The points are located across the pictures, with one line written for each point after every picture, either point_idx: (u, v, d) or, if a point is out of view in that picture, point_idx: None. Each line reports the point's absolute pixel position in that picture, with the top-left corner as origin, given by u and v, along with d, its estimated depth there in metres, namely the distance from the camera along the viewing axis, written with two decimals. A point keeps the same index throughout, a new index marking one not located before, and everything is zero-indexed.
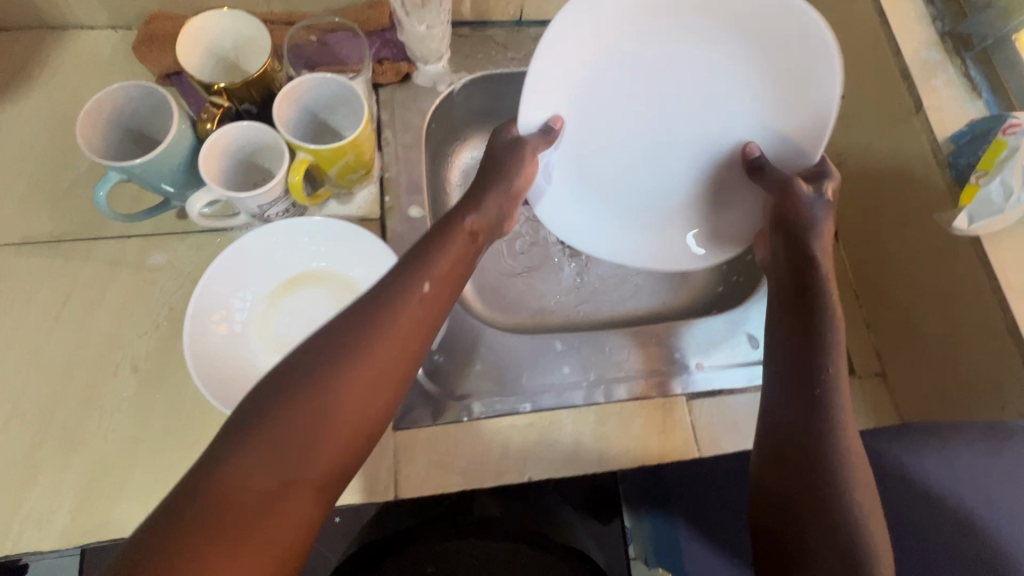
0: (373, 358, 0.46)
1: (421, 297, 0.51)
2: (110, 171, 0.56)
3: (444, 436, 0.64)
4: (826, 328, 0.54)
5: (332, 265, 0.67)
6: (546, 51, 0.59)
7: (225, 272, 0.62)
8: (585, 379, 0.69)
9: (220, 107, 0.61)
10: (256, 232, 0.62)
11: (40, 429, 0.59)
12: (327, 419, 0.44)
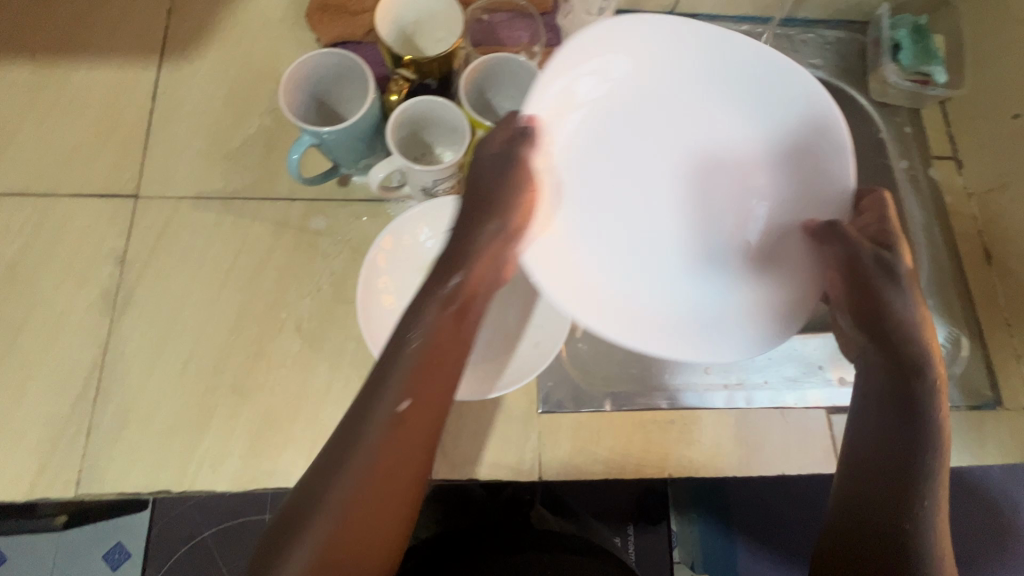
0: (395, 458, 0.44)
1: (399, 417, 0.44)
2: (304, 135, 0.59)
3: (587, 424, 0.64)
4: (927, 429, 0.49)
5: None
6: (559, 62, 0.51)
7: (393, 245, 0.64)
8: (726, 383, 0.68)
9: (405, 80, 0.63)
10: (423, 206, 0.64)
11: (213, 375, 0.62)
12: (368, 520, 0.43)
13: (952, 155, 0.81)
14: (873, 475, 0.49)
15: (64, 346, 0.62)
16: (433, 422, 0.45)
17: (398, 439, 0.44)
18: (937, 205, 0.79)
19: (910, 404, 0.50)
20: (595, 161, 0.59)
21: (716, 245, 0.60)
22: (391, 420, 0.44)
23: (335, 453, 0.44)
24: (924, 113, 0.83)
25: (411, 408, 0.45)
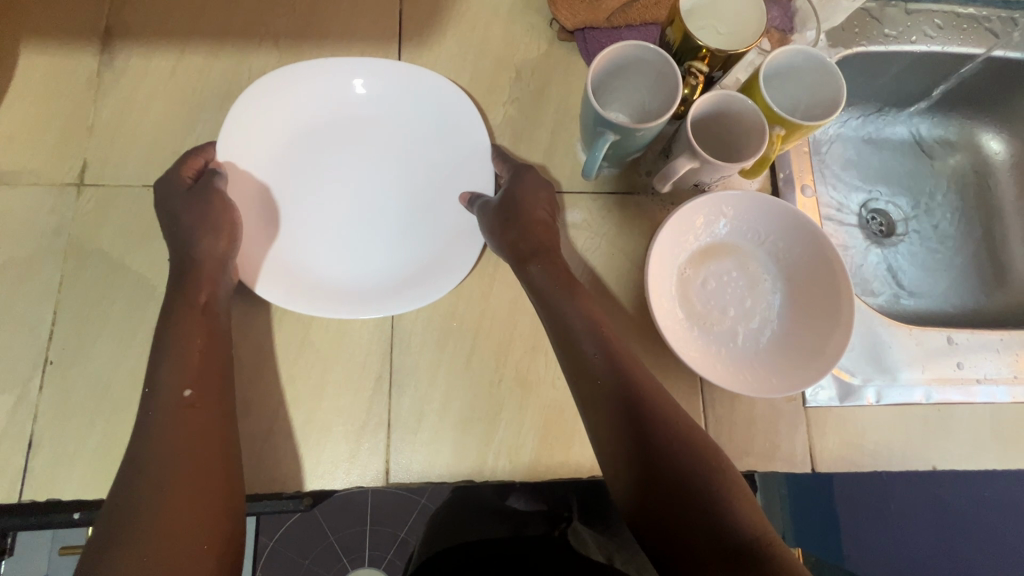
0: (187, 446, 0.47)
1: (197, 315, 0.54)
2: (606, 130, 0.58)
3: (852, 417, 0.66)
4: (589, 347, 0.54)
5: (741, 240, 0.68)
6: (276, 82, 0.65)
7: (664, 240, 0.64)
8: (977, 378, 0.68)
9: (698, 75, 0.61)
10: (693, 203, 0.64)
11: (495, 367, 0.63)
12: (195, 513, 0.44)
13: None
14: (589, 389, 0.52)
15: (350, 340, 0.62)
16: (216, 409, 0.50)
17: (186, 427, 0.48)
18: None
19: (648, 416, 0.50)
20: (309, 148, 0.66)
21: (379, 223, 0.65)
22: (176, 408, 0.49)
23: (141, 442, 0.47)
24: None
25: (197, 394, 0.50)
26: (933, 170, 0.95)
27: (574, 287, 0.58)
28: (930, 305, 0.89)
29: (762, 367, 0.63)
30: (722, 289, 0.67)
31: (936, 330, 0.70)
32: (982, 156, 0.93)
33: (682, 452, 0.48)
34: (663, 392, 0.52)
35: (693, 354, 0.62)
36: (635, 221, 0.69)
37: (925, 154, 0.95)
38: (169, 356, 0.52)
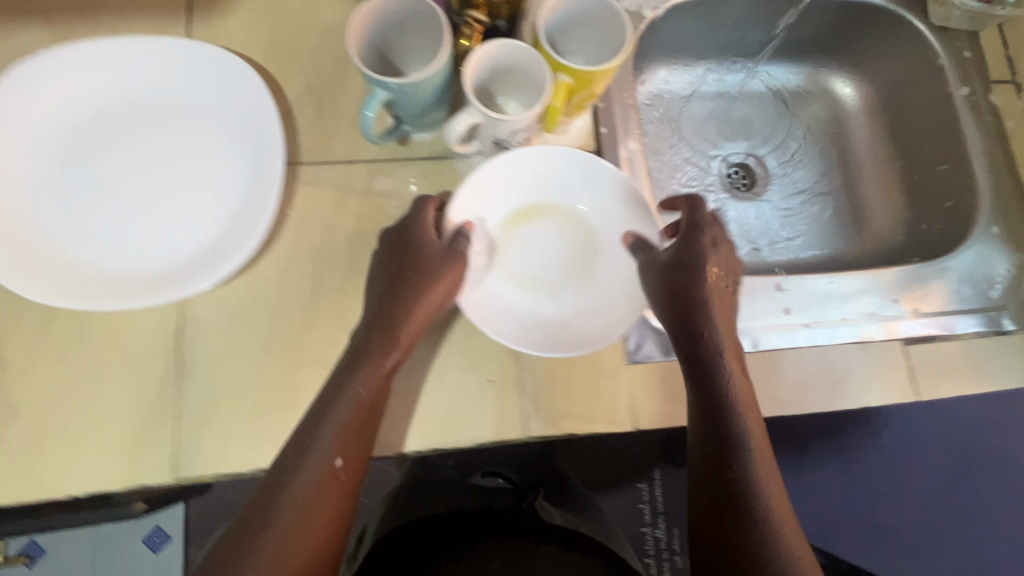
0: (331, 514, 0.52)
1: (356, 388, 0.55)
2: (377, 88, 0.55)
3: (676, 370, 0.64)
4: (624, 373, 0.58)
5: (559, 199, 0.68)
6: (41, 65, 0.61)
7: (471, 198, 0.63)
8: (805, 322, 0.68)
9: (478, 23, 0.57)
10: (497, 158, 0.63)
11: (296, 348, 0.60)
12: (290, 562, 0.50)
13: (1012, 79, 0.80)
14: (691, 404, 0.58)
15: (138, 334, 0.59)
16: (356, 481, 0.54)
17: (332, 493, 0.52)
18: (998, 128, 0.78)
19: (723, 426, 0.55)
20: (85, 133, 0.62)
21: (162, 209, 0.61)
22: (326, 476, 0.52)
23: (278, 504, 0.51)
24: (982, 36, 0.81)
25: (343, 461, 0.53)
26: (789, 121, 0.94)
27: (696, 327, 0.59)
28: (790, 252, 0.89)
29: (575, 331, 0.63)
30: (540, 249, 0.67)
31: (764, 277, 0.69)
32: (834, 103, 0.93)
33: (731, 498, 0.53)
34: (761, 448, 0.55)
35: (505, 329, 0.62)
36: (448, 187, 0.66)
37: (779, 106, 0.94)
38: (324, 431, 0.53)
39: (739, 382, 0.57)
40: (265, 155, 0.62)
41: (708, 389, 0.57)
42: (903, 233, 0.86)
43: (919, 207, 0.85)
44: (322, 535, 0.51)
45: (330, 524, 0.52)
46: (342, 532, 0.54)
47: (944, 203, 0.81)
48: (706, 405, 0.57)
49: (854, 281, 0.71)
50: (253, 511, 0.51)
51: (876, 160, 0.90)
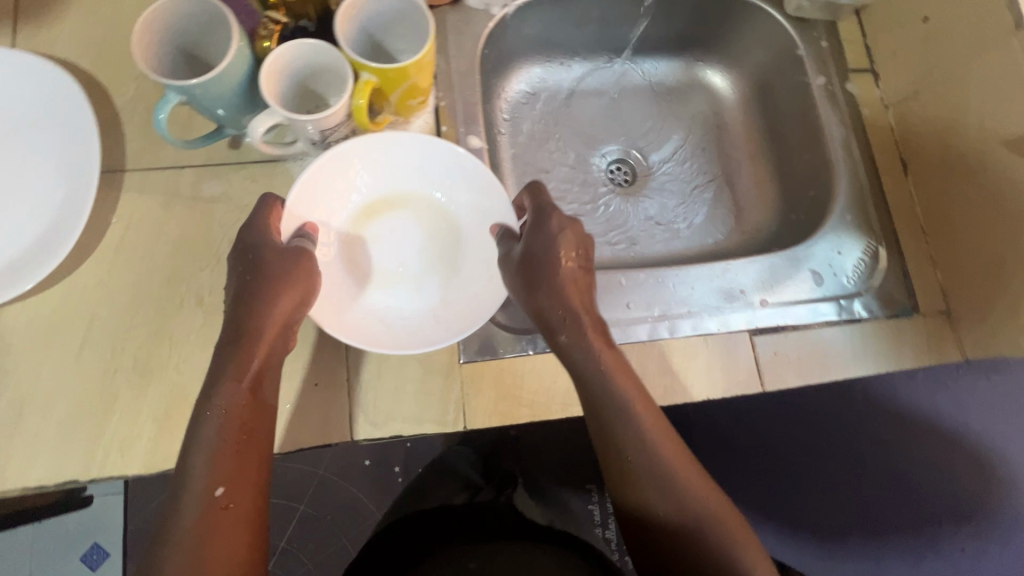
0: (247, 481, 0.49)
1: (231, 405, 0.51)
2: (169, 91, 0.54)
3: (511, 369, 0.64)
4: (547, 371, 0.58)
5: (414, 190, 0.67)
6: None
7: (310, 199, 0.62)
8: (650, 316, 0.68)
9: (278, 23, 0.57)
10: (334, 151, 0.61)
11: (111, 359, 0.59)
12: (243, 538, 0.48)
13: (870, 67, 0.80)
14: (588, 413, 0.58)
15: None
16: (255, 506, 0.49)
17: (245, 458, 0.50)
18: (855, 117, 0.79)
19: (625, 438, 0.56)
20: None
21: None
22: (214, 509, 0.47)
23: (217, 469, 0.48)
24: (840, 26, 0.81)
25: (229, 491, 0.48)
26: (670, 116, 0.93)
27: (553, 319, 0.59)
28: (666, 246, 0.86)
29: (433, 326, 0.63)
30: (396, 244, 0.66)
31: (611, 272, 0.70)
32: (712, 97, 0.93)
33: (629, 461, 0.55)
34: (644, 414, 0.56)
35: (354, 333, 0.60)
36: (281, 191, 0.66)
37: (659, 100, 0.93)
38: (208, 445, 0.49)
39: (609, 364, 0.57)
40: (80, 161, 0.61)
41: (584, 371, 0.57)
42: (776, 223, 0.86)
43: (790, 199, 0.85)
44: (242, 512, 0.48)
45: (250, 496, 0.49)
46: (264, 509, 0.50)
47: (809, 193, 0.81)
48: (588, 380, 0.57)
49: (704, 273, 0.71)
50: (188, 476, 0.48)
51: (753, 152, 0.90)
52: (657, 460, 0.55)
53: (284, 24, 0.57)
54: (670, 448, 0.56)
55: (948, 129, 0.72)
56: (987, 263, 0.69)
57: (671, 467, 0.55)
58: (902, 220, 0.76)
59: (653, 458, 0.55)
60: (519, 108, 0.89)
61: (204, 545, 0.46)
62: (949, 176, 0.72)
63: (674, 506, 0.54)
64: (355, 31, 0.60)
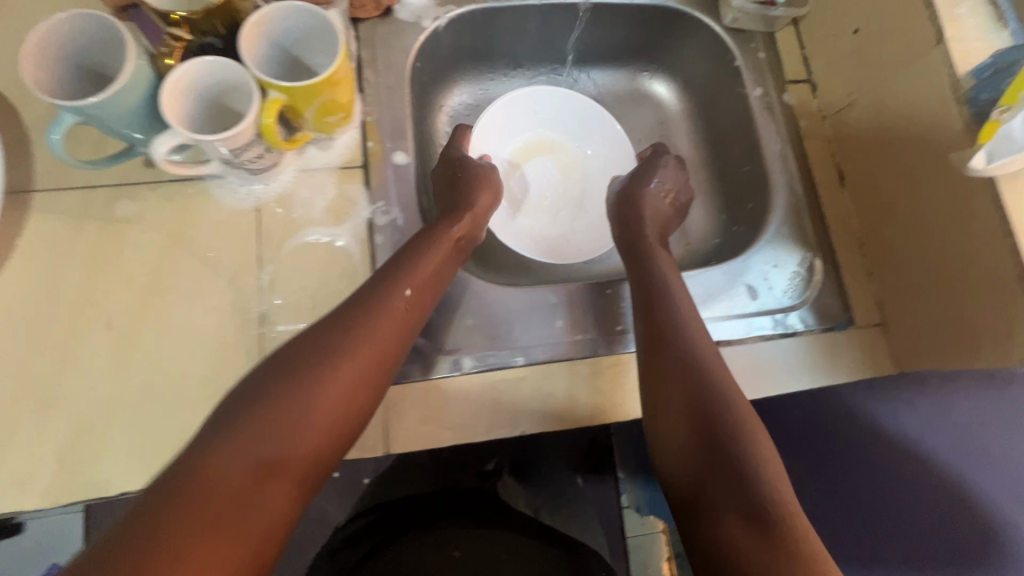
0: (384, 346, 0.52)
1: (403, 298, 0.55)
2: (64, 112, 0.52)
3: (434, 391, 0.62)
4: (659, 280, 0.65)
5: (553, 137, 0.90)
6: None
7: (485, 135, 0.85)
8: (579, 334, 0.67)
9: (181, 40, 0.55)
10: (499, 104, 0.85)
11: (13, 389, 0.57)
12: (356, 393, 0.49)
13: (808, 78, 0.80)
14: (675, 335, 0.60)
15: None
16: (368, 404, 0.50)
17: (392, 319, 0.54)
18: (791, 129, 0.79)
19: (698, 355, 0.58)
20: None
21: None
22: (344, 401, 0.48)
23: (357, 321, 0.52)
24: (778, 37, 0.81)
25: (359, 383, 0.49)
26: (616, 127, 0.93)
27: (640, 237, 0.74)
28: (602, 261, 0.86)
29: (546, 248, 0.85)
30: (545, 175, 0.90)
31: (540, 288, 0.68)
32: (658, 109, 0.93)
33: (678, 345, 0.59)
34: (691, 321, 0.61)
35: (518, 238, 0.84)
36: (199, 210, 0.64)
37: (604, 111, 0.93)
38: (351, 344, 0.50)
39: (675, 273, 0.68)
40: None
41: (655, 270, 0.67)
42: (718, 234, 0.85)
43: (732, 210, 0.84)
44: (360, 368, 0.50)
45: (379, 365, 0.51)
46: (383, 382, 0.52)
47: (748, 205, 0.81)
48: (653, 278, 0.66)
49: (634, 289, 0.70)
50: (341, 322, 0.51)
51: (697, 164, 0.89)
52: (705, 357, 0.57)
53: (185, 44, 0.56)
54: (716, 351, 0.59)
55: (877, 140, 0.71)
56: (914, 276, 0.68)
57: (719, 365, 0.57)
58: (837, 231, 0.75)
59: (698, 349, 0.58)
60: (462, 119, 0.89)
61: (316, 386, 0.47)
62: (878, 188, 0.71)
63: (700, 412, 0.54)
64: (268, 48, 0.59)
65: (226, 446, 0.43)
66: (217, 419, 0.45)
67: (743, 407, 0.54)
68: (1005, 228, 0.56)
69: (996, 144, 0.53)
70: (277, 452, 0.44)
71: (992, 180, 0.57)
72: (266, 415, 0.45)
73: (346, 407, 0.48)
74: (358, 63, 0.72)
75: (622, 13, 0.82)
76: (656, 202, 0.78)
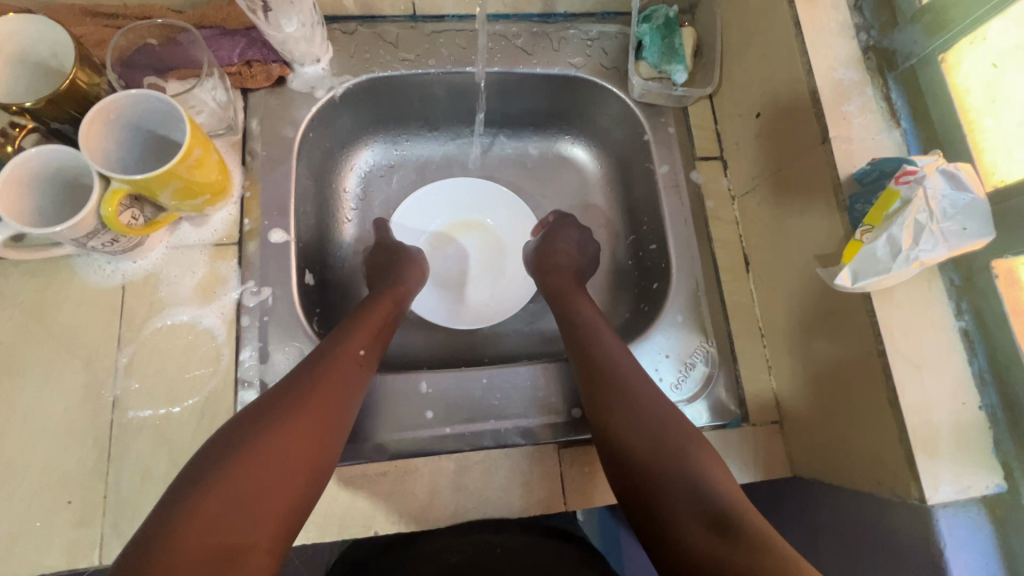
0: (342, 394, 0.56)
1: (354, 356, 0.59)
2: None
3: None
4: (589, 325, 0.68)
5: (468, 212, 0.88)
6: None
7: (406, 217, 0.84)
8: (449, 427, 0.64)
9: (25, 128, 0.55)
10: (413, 196, 0.84)
11: None
12: (321, 439, 0.52)
13: (719, 155, 0.77)
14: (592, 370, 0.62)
15: None
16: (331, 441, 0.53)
17: (348, 369, 0.58)
18: (697, 208, 0.76)
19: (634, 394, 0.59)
20: None
21: None
22: (309, 436, 0.51)
23: (317, 375, 0.55)
24: (690, 111, 0.78)
25: (317, 422, 0.52)
26: (535, 191, 0.91)
27: (566, 296, 0.73)
28: (508, 333, 0.83)
29: (468, 319, 0.82)
30: (466, 252, 0.87)
31: (415, 376, 0.66)
32: (581, 173, 0.90)
33: (618, 399, 0.59)
34: (627, 369, 0.62)
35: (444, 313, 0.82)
36: (59, 287, 0.63)
37: (524, 174, 0.91)
38: (313, 372, 0.55)
39: (598, 326, 0.67)
40: None
41: (584, 326, 0.67)
42: (627, 309, 0.82)
43: (641, 286, 0.81)
44: (318, 415, 0.52)
45: (337, 410, 0.54)
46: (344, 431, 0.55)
47: (653, 284, 0.78)
48: (583, 334, 0.66)
49: (516, 377, 0.67)
50: (303, 376, 0.55)
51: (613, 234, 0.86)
52: (644, 402, 0.58)
53: (32, 129, 0.55)
54: (656, 394, 0.60)
55: (777, 230, 0.68)
56: (806, 378, 0.64)
57: (663, 406, 0.58)
58: (737, 320, 0.72)
59: (637, 395, 0.59)
60: (377, 179, 0.87)
61: (284, 434, 0.49)
62: (778, 280, 0.68)
63: (651, 450, 0.54)
64: (123, 132, 0.58)
65: (202, 503, 0.44)
66: (184, 482, 0.45)
67: (691, 442, 0.55)
68: (879, 349, 0.53)
69: (859, 263, 0.50)
70: (252, 501, 0.45)
71: (868, 294, 0.54)
72: (229, 466, 0.46)
73: (313, 453, 0.50)
74: (244, 134, 0.71)
75: (532, 82, 0.80)
76: (568, 257, 0.78)
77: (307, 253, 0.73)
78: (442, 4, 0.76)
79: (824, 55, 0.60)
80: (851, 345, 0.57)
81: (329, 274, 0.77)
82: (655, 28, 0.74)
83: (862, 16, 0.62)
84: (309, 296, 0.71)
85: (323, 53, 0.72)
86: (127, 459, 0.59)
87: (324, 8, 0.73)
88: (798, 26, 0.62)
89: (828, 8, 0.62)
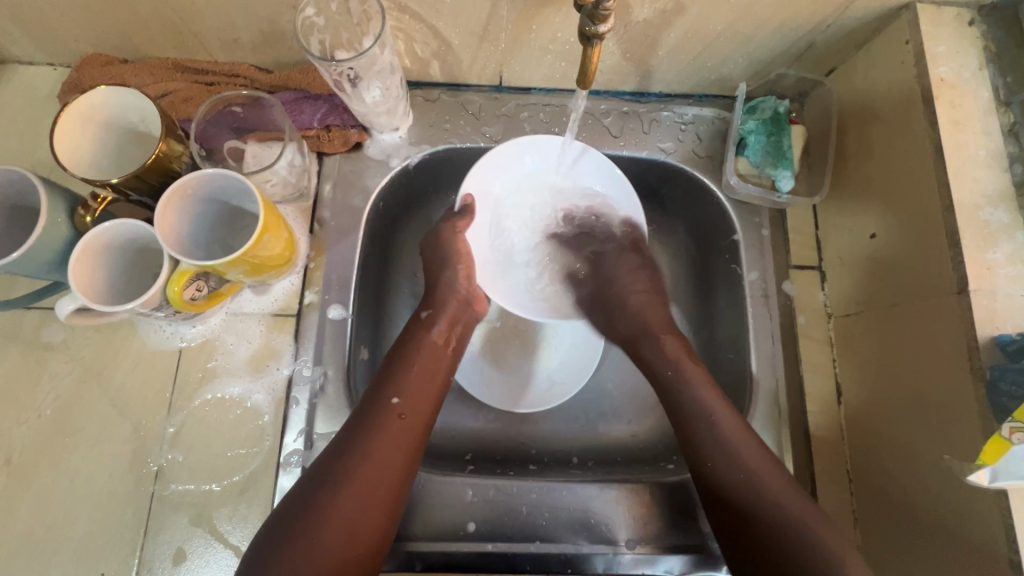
0: (390, 464, 0.50)
1: (396, 412, 0.53)
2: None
3: None
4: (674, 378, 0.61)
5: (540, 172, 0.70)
6: None
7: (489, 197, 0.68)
8: (490, 544, 0.60)
9: (103, 199, 0.56)
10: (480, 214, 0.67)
11: None
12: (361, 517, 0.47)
13: (816, 264, 0.70)
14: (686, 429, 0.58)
15: None
16: (395, 462, 0.50)
17: (392, 433, 0.51)
18: (788, 324, 0.68)
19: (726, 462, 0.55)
20: None
21: None
22: (358, 515, 0.47)
23: (358, 446, 0.50)
24: (788, 213, 0.71)
25: (369, 503, 0.48)
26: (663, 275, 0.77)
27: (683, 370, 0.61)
28: (566, 425, 0.73)
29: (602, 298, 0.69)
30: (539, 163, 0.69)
31: (460, 480, 0.62)
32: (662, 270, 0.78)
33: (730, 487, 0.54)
34: (762, 470, 0.54)
35: (538, 397, 0.72)
36: (120, 346, 0.63)
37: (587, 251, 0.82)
38: (358, 444, 0.50)
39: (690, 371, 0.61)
40: None
41: (724, 435, 0.56)
42: None
43: None
44: (370, 494, 0.48)
45: (385, 487, 0.49)
46: (399, 504, 0.50)
47: (725, 400, 0.69)
48: (709, 443, 0.56)
49: (566, 497, 0.62)
50: (338, 448, 0.50)
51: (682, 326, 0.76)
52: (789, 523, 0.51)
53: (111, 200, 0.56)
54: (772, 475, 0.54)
55: (880, 371, 0.59)
56: (908, 550, 0.54)
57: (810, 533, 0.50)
58: (822, 459, 0.63)
59: (750, 477, 0.54)
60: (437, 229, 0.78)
61: (334, 522, 0.46)
62: (878, 425, 0.59)
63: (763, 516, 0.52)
64: (197, 206, 0.56)
65: None
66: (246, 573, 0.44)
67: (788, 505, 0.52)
68: (1010, 558, 0.45)
69: (1002, 463, 0.45)
70: None
71: (1003, 492, 0.45)
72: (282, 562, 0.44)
73: (346, 543, 0.46)
74: (316, 200, 0.69)
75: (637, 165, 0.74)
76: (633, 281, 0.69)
77: (364, 329, 0.68)
78: (530, 78, 0.70)
79: (968, 188, 0.52)
80: (975, 528, 0.48)
81: (380, 349, 0.71)
82: (761, 123, 0.70)
83: (1020, 144, 0.54)
84: (363, 372, 0.67)
85: (402, 122, 0.69)
86: (162, 535, 0.58)
87: (408, 74, 0.70)
88: (939, 151, 0.53)
89: (977, 132, 0.54)
